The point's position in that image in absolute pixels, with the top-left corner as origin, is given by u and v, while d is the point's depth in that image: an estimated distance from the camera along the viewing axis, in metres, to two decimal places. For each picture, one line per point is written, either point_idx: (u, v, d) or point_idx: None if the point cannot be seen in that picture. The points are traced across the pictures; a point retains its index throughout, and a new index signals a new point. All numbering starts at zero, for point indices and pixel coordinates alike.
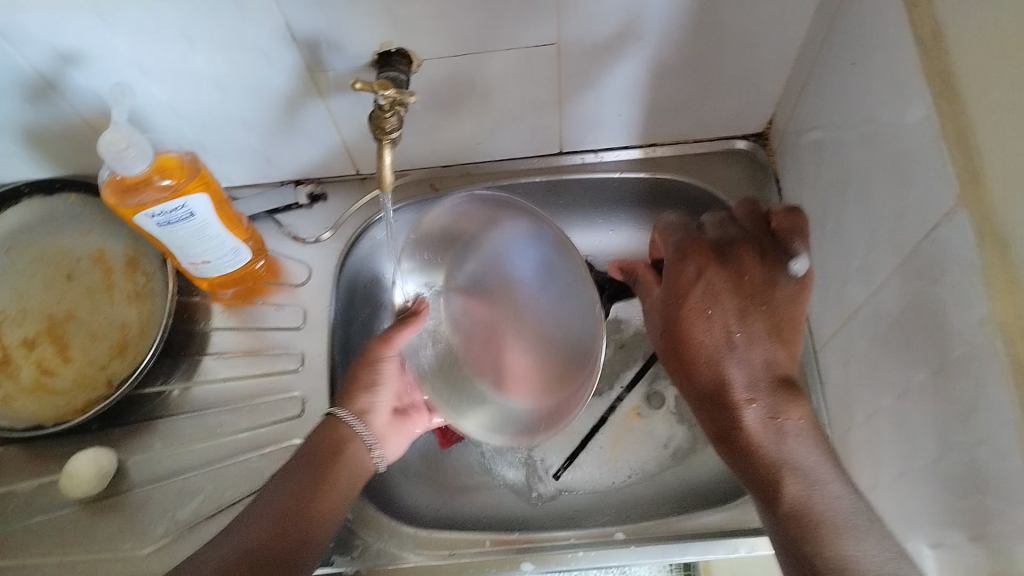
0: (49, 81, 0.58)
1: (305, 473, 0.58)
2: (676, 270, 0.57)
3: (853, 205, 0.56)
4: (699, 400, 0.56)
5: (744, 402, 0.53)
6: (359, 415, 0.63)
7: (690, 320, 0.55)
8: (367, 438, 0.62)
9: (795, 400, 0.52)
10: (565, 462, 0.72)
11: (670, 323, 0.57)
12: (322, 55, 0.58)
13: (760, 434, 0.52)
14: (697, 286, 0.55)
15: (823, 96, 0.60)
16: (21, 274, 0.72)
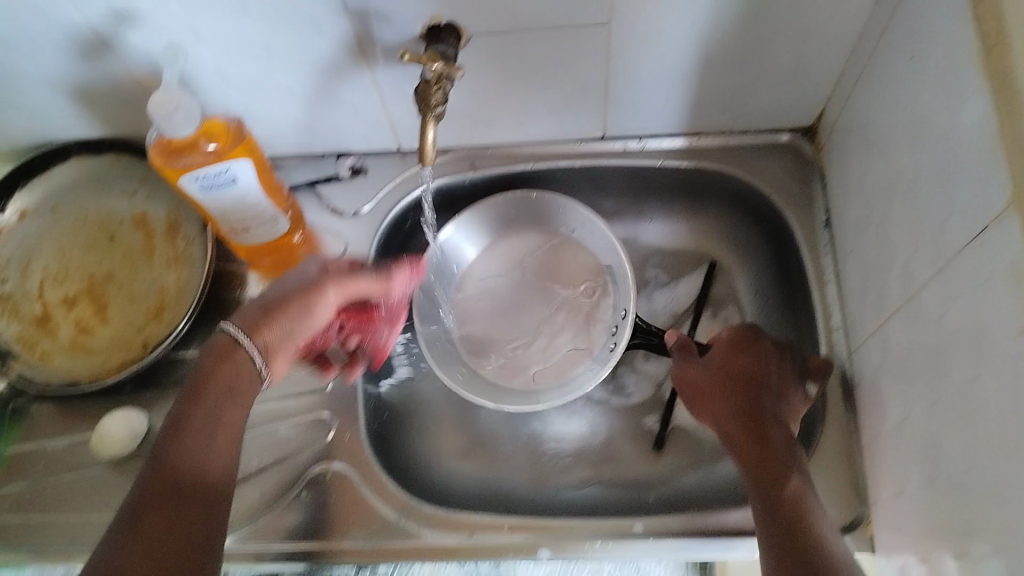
0: (102, 40, 0.59)
1: (197, 414, 0.52)
2: (743, 356, 0.61)
3: (899, 203, 0.55)
4: (736, 446, 0.55)
5: (789, 455, 0.53)
6: (263, 347, 0.57)
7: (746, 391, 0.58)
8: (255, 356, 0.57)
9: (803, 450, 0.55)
10: (663, 431, 0.72)
11: (729, 387, 0.59)
12: (369, 27, 0.57)
13: (783, 457, 0.52)
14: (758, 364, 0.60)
15: (876, 90, 0.58)
16: (64, 234, 0.73)
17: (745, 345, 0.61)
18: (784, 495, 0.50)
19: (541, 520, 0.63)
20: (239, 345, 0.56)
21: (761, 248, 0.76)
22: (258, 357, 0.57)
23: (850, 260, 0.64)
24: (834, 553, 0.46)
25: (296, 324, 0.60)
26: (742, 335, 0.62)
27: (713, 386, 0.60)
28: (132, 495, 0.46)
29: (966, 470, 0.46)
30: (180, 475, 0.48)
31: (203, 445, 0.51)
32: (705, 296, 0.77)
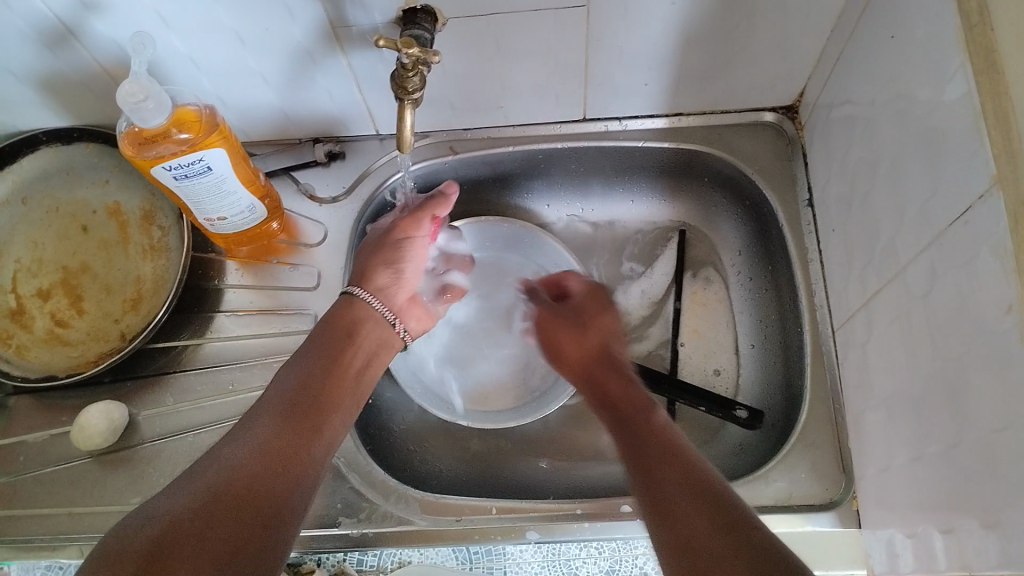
0: (68, 28, 0.57)
1: (319, 360, 0.56)
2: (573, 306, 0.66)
3: (882, 184, 0.55)
4: (614, 413, 0.55)
5: (657, 412, 0.53)
6: (375, 292, 0.62)
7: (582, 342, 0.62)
8: (387, 315, 0.62)
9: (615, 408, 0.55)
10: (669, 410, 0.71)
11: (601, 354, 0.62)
12: (343, 9, 0.56)
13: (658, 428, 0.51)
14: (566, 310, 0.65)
15: (857, 69, 0.58)
16: (37, 225, 0.72)
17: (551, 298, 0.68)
18: (638, 444, 0.50)
19: (527, 505, 0.63)
20: (360, 302, 0.61)
21: (742, 228, 0.76)
22: (389, 313, 0.63)
23: (833, 240, 0.64)
24: (716, 482, 0.45)
25: (404, 273, 0.64)
26: (556, 284, 0.69)
27: (586, 337, 0.62)
28: (252, 425, 0.49)
29: (951, 448, 0.46)
30: (294, 427, 0.50)
31: (320, 404, 0.52)
32: (682, 262, 0.78)
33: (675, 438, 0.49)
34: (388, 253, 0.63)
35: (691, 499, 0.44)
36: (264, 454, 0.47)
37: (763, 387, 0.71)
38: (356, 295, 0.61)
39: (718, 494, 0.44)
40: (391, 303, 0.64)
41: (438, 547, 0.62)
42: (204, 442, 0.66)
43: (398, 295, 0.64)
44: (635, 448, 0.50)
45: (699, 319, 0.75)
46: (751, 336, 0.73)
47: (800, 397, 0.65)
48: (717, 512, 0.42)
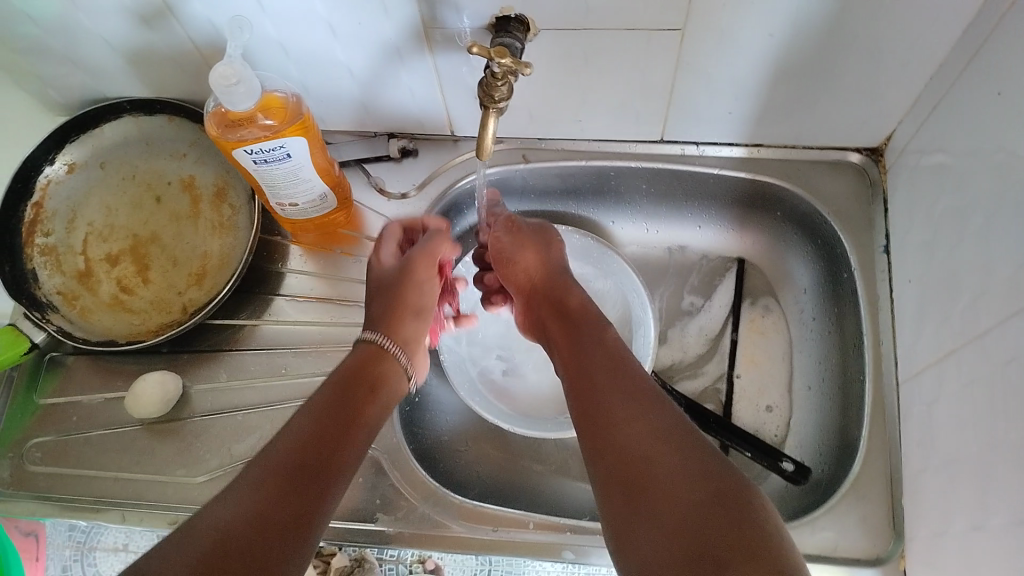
0: (166, 4, 0.58)
1: (343, 404, 0.54)
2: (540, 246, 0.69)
3: (971, 242, 0.53)
4: (575, 374, 0.56)
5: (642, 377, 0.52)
6: (398, 343, 0.62)
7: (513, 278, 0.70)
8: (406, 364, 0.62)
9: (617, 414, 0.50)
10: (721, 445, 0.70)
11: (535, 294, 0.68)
12: (438, 11, 0.56)
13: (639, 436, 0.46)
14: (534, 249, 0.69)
15: (955, 121, 0.56)
16: (112, 191, 0.73)
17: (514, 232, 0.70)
18: (604, 406, 0.50)
19: (568, 521, 0.62)
20: (381, 349, 0.61)
21: (811, 267, 0.74)
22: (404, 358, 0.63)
23: (907, 291, 0.62)
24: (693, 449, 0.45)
25: (411, 318, 0.65)
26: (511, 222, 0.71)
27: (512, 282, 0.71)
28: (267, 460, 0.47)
29: (1017, 524, 0.44)
30: (319, 444, 0.49)
31: (341, 419, 0.52)
32: (741, 289, 0.77)
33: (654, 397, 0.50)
34: (403, 298, 0.64)
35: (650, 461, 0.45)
36: (277, 493, 0.44)
37: (816, 431, 0.69)
38: (376, 342, 0.61)
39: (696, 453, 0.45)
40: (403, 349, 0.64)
41: (460, 553, 0.61)
42: (253, 422, 0.67)
43: (411, 339, 0.64)
44: (595, 413, 0.51)
45: (757, 347, 0.74)
46: (809, 378, 0.72)
47: (854, 446, 0.63)
48: (681, 476, 0.43)
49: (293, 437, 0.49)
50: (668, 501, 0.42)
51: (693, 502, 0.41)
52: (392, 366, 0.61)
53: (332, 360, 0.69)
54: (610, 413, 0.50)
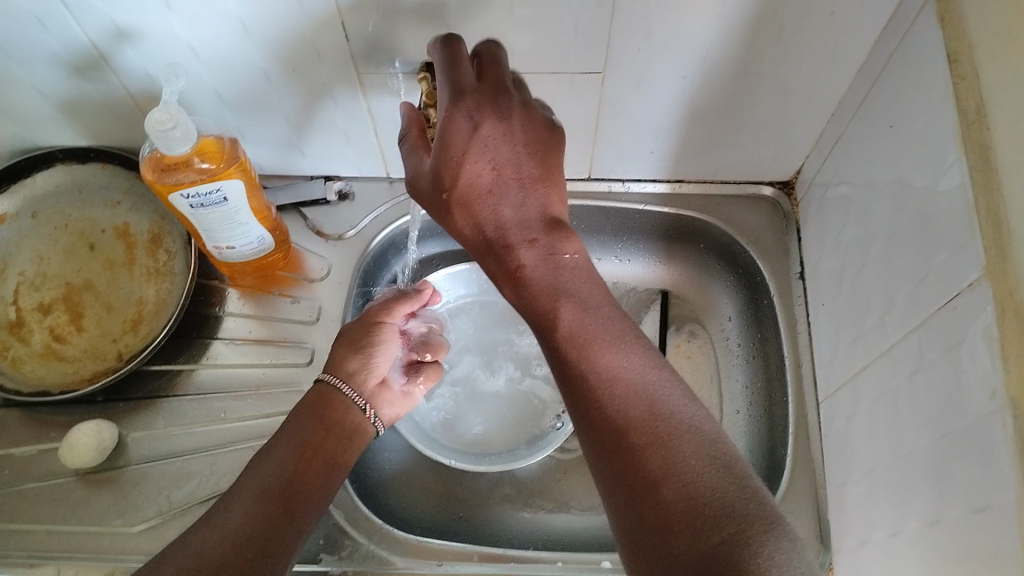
0: (101, 54, 0.59)
1: (313, 422, 0.59)
2: (527, 151, 0.50)
3: (875, 264, 0.57)
4: (532, 306, 0.50)
5: (608, 355, 0.48)
6: (348, 377, 0.62)
7: (498, 209, 0.50)
8: (359, 401, 0.62)
9: (597, 351, 0.48)
10: None
11: (501, 245, 0.50)
12: (372, 56, 0.58)
13: (630, 399, 0.46)
14: (513, 164, 0.49)
15: (854, 154, 0.61)
16: (44, 241, 0.73)
17: (485, 142, 0.48)
18: (592, 403, 0.47)
19: (511, 552, 0.63)
20: (337, 390, 0.61)
21: (733, 295, 0.78)
22: (360, 399, 0.62)
23: (823, 313, 0.66)
24: (693, 456, 0.44)
25: (375, 361, 0.63)
26: (473, 123, 0.48)
27: (470, 223, 0.51)
28: (243, 487, 0.54)
29: (930, 524, 0.47)
30: (295, 476, 0.55)
31: (316, 453, 0.57)
32: (666, 317, 0.80)
33: (666, 435, 0.45)
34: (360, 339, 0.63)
35: (666, 492, 0.43)
36: (251, 520, 0.52)
37: (747, 451, 0.72)
38: (329, 382, 0.61)
39: (717, 485, 0.43)
40: (361, 389, 0.63)
41: None
42: (192, 468, 0.66)
43: (371, 381, 0.63)
44: (588, 419, 0.47)
45: (686, 372, 0.77)
46: (738, 402, 0.74)
47: (781, 463, 0.66)
48: (701, 516, 0.41)
49: (270, 462, 0.56)
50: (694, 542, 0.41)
51: (704, 533, 0.41)
52: (345, 405, 0.61)
53: (272, 400, 0.69)
54: (605, 421, 0.46)
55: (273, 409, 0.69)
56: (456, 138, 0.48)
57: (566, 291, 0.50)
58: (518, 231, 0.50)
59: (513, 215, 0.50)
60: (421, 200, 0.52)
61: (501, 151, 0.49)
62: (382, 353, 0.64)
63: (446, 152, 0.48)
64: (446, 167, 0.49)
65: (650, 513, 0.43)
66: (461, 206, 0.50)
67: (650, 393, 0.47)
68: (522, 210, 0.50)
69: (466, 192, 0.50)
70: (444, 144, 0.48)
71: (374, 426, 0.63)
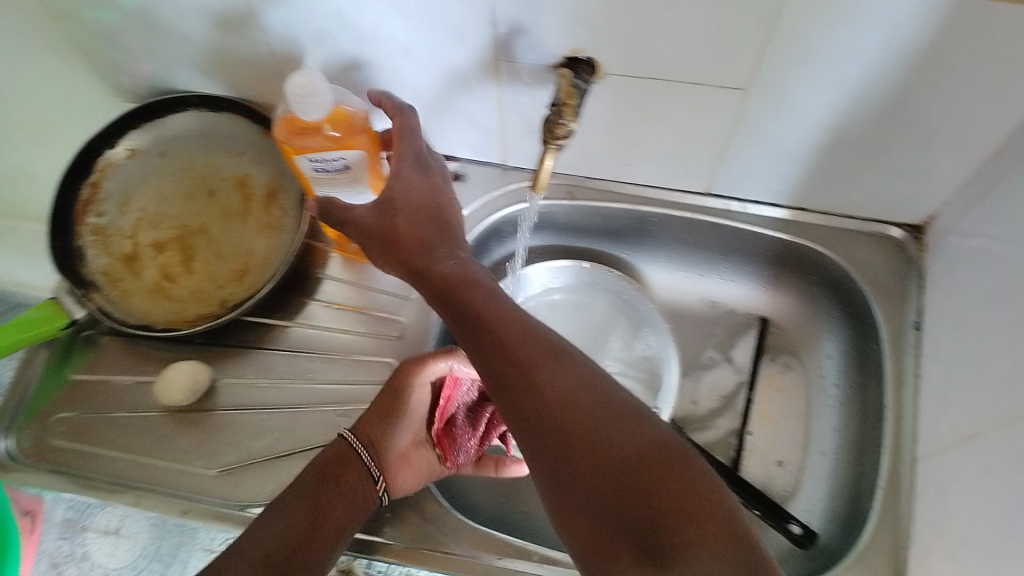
0: (248, 7, 0.60)
1: (346, 459, 0.58)
2: (426, 203, 0.58)
3: (1006, 329, 0.54)
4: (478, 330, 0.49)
5: (549, 369, 0.46)
6: (370, 443, 0.59)
7: (432, 259, 0.55)
8: (373, 468, 0.58)
9: (539, 358, 0.47)
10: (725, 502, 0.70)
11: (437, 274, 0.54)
12: (512, 44, 0.58)
13: (570, 392, 0.45)
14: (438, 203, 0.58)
15: (1001, 209, 0.57)
16: (167, 181, 0.75)
17: (435, 192, 0.59)
18: (533, 407, 0.45)
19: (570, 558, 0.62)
20: (355, 450, 0.59)
21: (839, 334, 0.75)
22: (374, 467, 0.58)
23: (936, 368, 0.63)
24: (636, 432, 0.43)
25: (399, 425, 0.60)
26: (430, 172, 0.59)
27: (423, 266, 0.55)
28: (277, 513, 0.53)
29: None
30: (326, 508, 0.54)
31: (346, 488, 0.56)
32: (761, 347, 0.79)
33: (607, 415, 0.44)
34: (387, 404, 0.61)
35: (615, 462, 0.42)
36: (286, 550, 0.50)
37: (825, 496, 0.69)
38: (348, 440, 0.59)
39: (634, 415, 0.44)
40: (381, 457, 0.59)
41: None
42: (274, 422, 0.67)
43: (391, 448, 0.60)
44: (531, 427, 0.45)
45: (774, 405, 0.75)
46: (826, 445, 0.72)
47: (863, 516, 0.63)
48: (648, 474, 0.41)
49: (285, 508, 0.53)
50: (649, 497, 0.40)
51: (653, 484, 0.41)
52: (360, 472, 0.58)
53: (358, 368, 0.70)
54: (545, 420, 0.44)
55: (360, 378, 0.69)
56: (421, 181, 0.59)
57: (512, 313, 0.50)
58: (451, 264, 0.54)
59: (443, 256, 0.55)
60: (378, 251, 0.59)
61: (428, 189, 0.59)
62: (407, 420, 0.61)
63: (400, 194, 0.57)
64: (405, 206, 0.58)
65: (621, 507, 0.41)
66: (400, 250, 0.57)
67: (592, 386, 0.46)
68: (449, 254, 0.55)
69: (407, 233, 0.57)
70: (401, 186, 0.58)
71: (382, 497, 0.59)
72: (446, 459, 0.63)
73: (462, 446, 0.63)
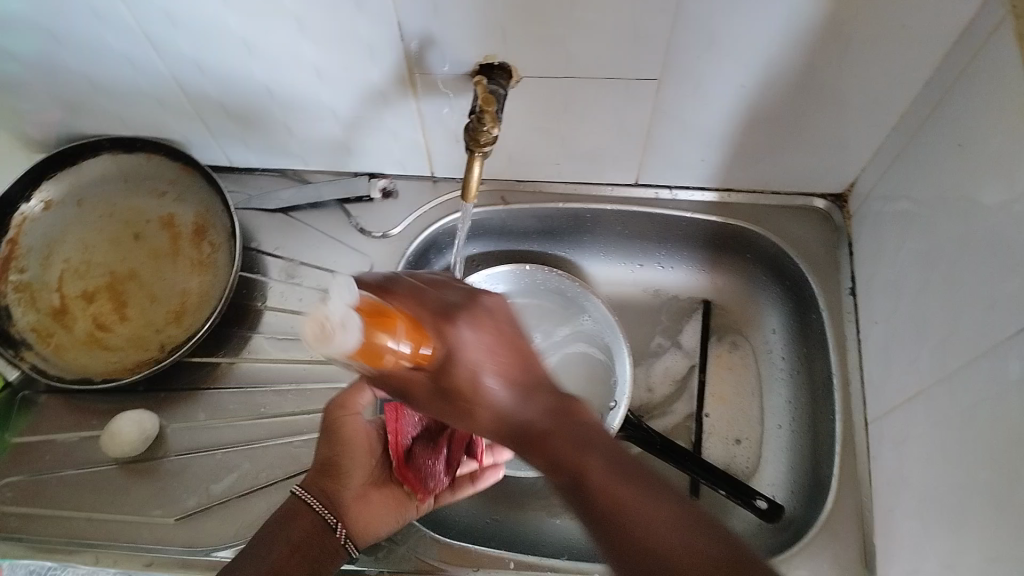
0: (152, 44, 0.59)
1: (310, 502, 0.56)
2: (501, 349, 0.43)
3: (938, 283, 0.55)
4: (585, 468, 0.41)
5: (631, 501, 0.40)
6: (319, 493, 0.56)
7: (495, 404, 0.43)
8: (327, 517, 0.55)
9: (632, 492, 0.40)
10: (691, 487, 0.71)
11: (531, 430, 0.42)
12: (426, 55, 0.58)
13: (672, 522, 0.39)
14: (495, 346, 0.43)
15: (917, 170, 0.59)
16: (90, 229, 0.73)
17: (490, 342, 0.43)
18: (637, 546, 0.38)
19: (548, 562, 0.61)
20: (304, 502, 0.55)
21: (781, 309, 0.77)
22: (329, 516, 0.55)
23: (876, 330, 0.65)
24: (699, 538, 0.38)
25: (348, 468, 0.57)
26: (456, 302, 0.45)
27: (492, 414, 0.43)
28: (237, 563, 0.53)
29: (989, 560, 0.46)
30: (285, 557, 0.53)
31: (310, 535, 0.54)
32: (708, 328, 0.79)
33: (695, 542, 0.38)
34: (331, 443, 0.58)
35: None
36: None
37: (789, 468, 0.70)
38: (299, 494, 0.56)
39: (704, 525, 0.39)
40: (332, 501, 0.56)
41: None
42: (231, 462, 0.66)
43: (343, 492, 0.57)
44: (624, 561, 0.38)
45: (726, 384, 0.76)
46: (782, 417, 0.73)
47: (826, 483, 0.65)
48: None
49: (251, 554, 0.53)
50: None
51: None
52: (319, 521, 0.55)
53: (311, 397, 0.69)
54: (661, 570, 0.38)
55: (313, 407, 0.68)
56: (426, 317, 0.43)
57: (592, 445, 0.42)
58: (537, 416, 0.43)
59: (513, 407, 0.43)
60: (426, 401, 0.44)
61: (498, 331, 0.44)
62: (351, 456, 0.58)
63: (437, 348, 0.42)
64: (449, 348, 0.42)
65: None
66: (478, 403, 0.43)
67: (692, 517, 0.39)
68: (526, 411, 0.43)
69: (461, 381, 0.43)
70: (428, 318, 0.43)
71: (347, 548, 0.56)
72: (416, 495, 0.59)
73: (428, 474, 0.59)
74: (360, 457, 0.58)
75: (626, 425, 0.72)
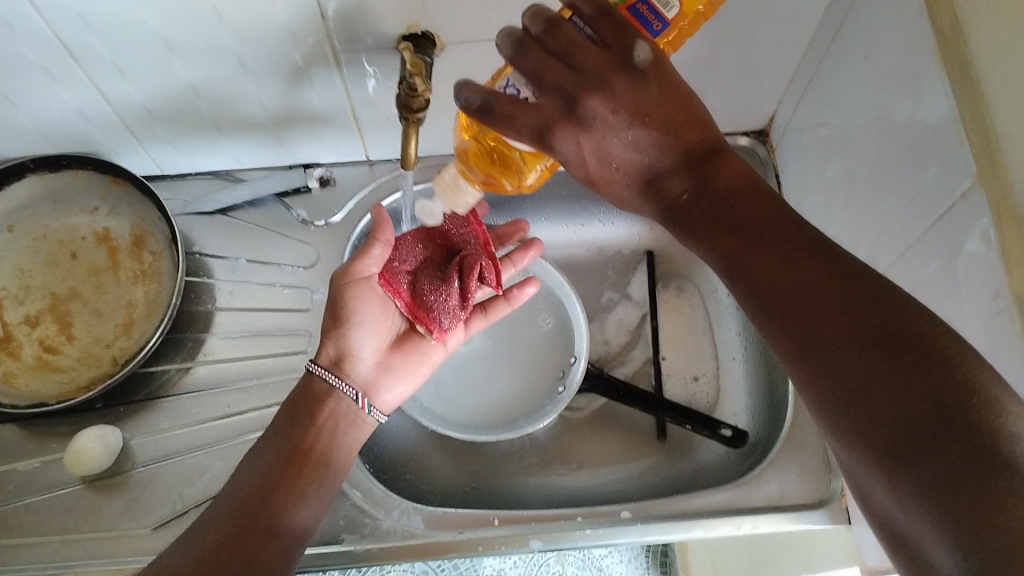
0: (70, 51, 0.58)
1: (301, 420, 0.57)
2: (634, 144, 0.49)
3: (862, 193, 0.59)
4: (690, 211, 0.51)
5: (797, 268, 0.43)
6: (334, 364, 0.59)
7: (614, 160, 0.50)
8: (348, 391, 0.59)
9: (751, 248, 0.46)
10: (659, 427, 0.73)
11: (651, 184, 0.52)
12: (348, 30, 0.58)
13: (738, 250, 0.47)
14: (628, 140, 0.49)
15: (830, 91, 0.62)
16: (22, 253, 0.71)
17: (608, 123, 0.47)
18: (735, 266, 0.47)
19: (530, 512, 0.63)
20: (323, 385, 0.58)
21: None
22: (350, 389, 0.59)
23: None
24: (887, 316, 0.38)
25: (358, 335, 0.60)
26: (602, 103, 0.46)
27: (622, 158, 0.50)
28: (223, 499, 0.52)
29: None
30: (274, 484, 0.53)
31: (299, 454, 0.55)
32: (654, 276, 0.81)
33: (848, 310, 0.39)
34: (337, 313, 0.59)
35: (910, 429, 0.35)
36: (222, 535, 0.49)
37: (748, 394, 0.74)
38: (314, 373, 0.59)
39: (912, 343, 0.36)
40: (352, 374, 0.60)
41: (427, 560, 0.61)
42: (202, 464, 0.66)
43: (357, 365, 0.61)
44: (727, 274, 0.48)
45: (677, 327, 0.79)
46: (735, 348, 0.76)
47: (783, 402, 0.68)
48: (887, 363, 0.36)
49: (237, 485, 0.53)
50: (905, 396, 0.35)
51: (885, 367, 0.36)
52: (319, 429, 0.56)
53: (275, 390, 0.69)
54: (766, 291, 0.44)
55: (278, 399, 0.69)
56: (581, 138, 0.47)
57: (724, 211, 0.49)
58: (622, 154, 0.50)
59: (622, 146, 0.49)
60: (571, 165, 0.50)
61: (610, 129, 0.47)
62: (364, 326, 0.60)
63: (582, 158, 0.49)
64: (586, 154, 0.49)
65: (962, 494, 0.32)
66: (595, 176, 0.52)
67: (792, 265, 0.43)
68: (626, 142, 0.49)
69: (600, 168, 0.51)
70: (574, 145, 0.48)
71: (372, 414, 0.61)
72: (432, 334, 0.64)
73: (439, 313, 0.62)
74: (365, 322, 0.60)
75: (587, 376, 0.73)
